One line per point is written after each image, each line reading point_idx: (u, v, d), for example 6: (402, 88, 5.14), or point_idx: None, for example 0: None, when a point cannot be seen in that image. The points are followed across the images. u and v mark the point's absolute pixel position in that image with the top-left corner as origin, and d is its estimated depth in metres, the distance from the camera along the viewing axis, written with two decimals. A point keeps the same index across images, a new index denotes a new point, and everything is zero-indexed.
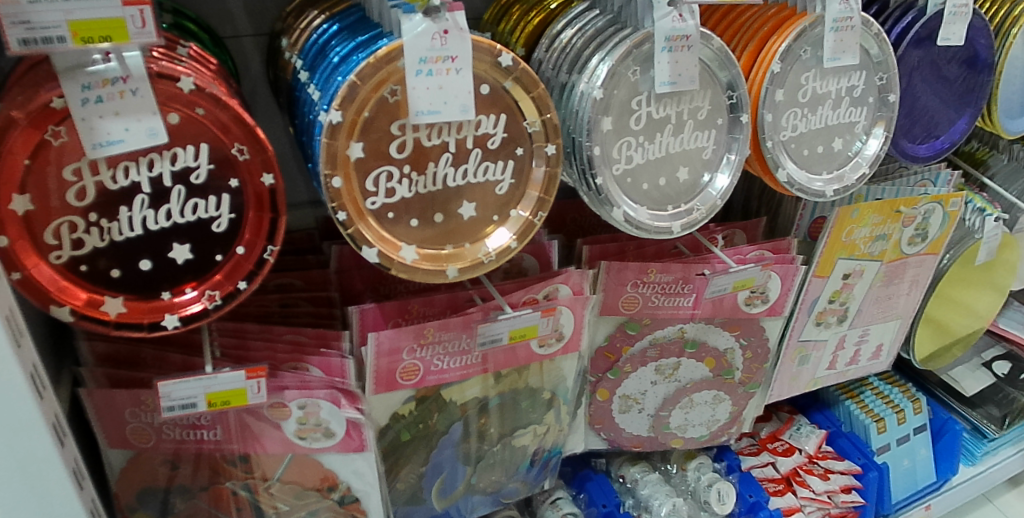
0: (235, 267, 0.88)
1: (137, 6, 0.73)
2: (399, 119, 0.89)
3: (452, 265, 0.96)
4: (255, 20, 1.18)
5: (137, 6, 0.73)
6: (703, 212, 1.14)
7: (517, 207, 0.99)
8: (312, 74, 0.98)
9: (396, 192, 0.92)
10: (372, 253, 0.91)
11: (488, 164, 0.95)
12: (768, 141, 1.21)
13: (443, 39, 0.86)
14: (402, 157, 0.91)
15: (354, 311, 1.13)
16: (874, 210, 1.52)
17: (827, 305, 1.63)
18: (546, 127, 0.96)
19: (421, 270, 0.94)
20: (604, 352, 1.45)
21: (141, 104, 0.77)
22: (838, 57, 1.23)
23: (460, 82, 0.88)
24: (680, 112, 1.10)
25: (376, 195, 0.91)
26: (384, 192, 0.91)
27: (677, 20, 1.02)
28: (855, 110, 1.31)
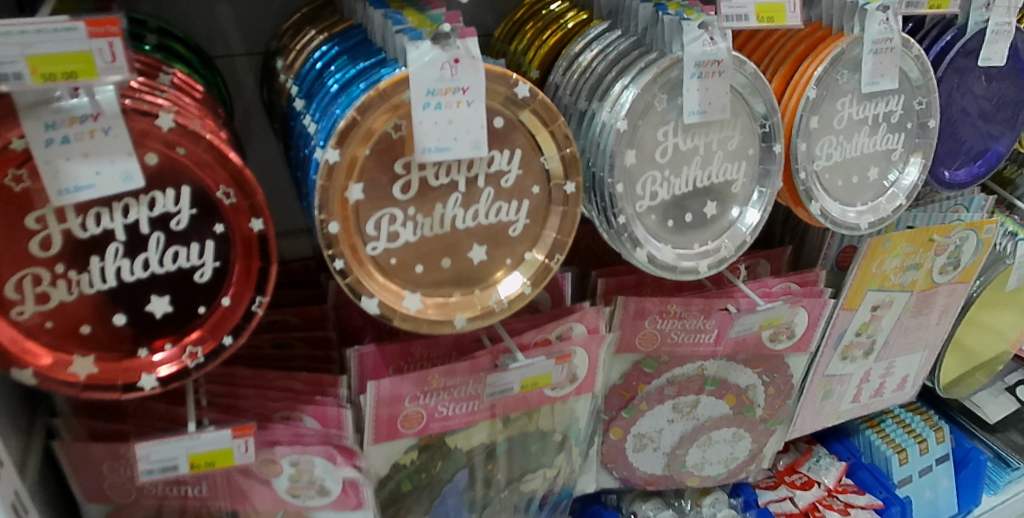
0: (220, 321, 0.79)
1: (106, 39, 0.64)
2: (403, 157, 0.80)
3: (460, 314, 0.88)
4: (249, 38, 1.09)
5: (106, 38, 0.64)
6: (732, 249, 1.06)
7: (531, 250, 0.90)
8: (309, 102, 0.90)
9: (399, 236, 0.83)
10: (373, 303, 0.82)
11: (501, 204, 0.86)
12: (801, 172, 1.12)
13: (453, 68, 0.77)
14: (407, 198, 0.82)
15: (352, 356, 1.04)
16: (906, 239, 1.43)
17: (854, 338, 1.54)
18: (565, 164, 0.87)
19: (426, 321, 0.86)
20: (619, 390, 1.36)
21: (114, 145, 0.68)
22: (876, 81, 1.14)
23: (471, 116, 0.79)
24: (708, 142, 1.01)
25: (378, 240, 0.82)
26: (386, 236, 0.82)
27: (708, 44, 0.93)
28: (892, 137, 1.22)
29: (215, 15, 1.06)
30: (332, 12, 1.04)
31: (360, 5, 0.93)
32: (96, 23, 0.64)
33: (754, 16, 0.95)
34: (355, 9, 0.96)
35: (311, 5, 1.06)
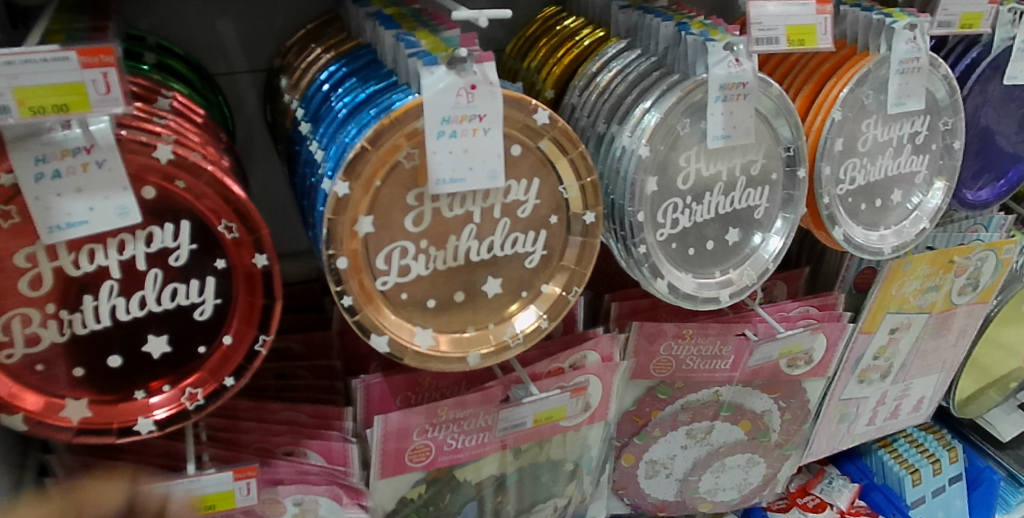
0: (221, 361, 0.75)
1: (100, 69, 0.60)
2: (415, 187, 0.76)
3: (473, 350, 0.83)
4: (251, 54, 1.04)
5: (101, 69, 0.60)
6: (754, 278, 1.01)
7: (548, 281, 0.86)
8: (316, 126, 0.85)
9: (411, 270, 0.79)
10: (383, 340, 0.78)
11: (517, 235, 0.82)
12: (825, 196, 1.07)
13: (470, 95, 0.72)
14: (419, 230, 0.78)
15: (358, 387, 0.99)
16: (926, 261, 1.39)
17: (871, 362, 1.50)
18: (585, 193, 0.82)
19: (438, 358, 0.82)
20: (632, 416, 1.31)
21: (109, 179, 0.64)
22: (902, 102, 1.10)
23: (488, 144, 0.74)
24: (731, 167, 0.96)
25: (388, 274, 0.78)
26: (397, 270, 0.78)
27: (733, 65, 0.89)
28: (916, 159, 1.17)
29: (215, 31, 1.01)
30: (339, 29, 1.00)
31: (369, 24, 0.89)
32: (89, 53, 0.60)
33: (785, 38, 0.90)
34: (363, 28, 0.92)
35: (317, 21, 1.02)
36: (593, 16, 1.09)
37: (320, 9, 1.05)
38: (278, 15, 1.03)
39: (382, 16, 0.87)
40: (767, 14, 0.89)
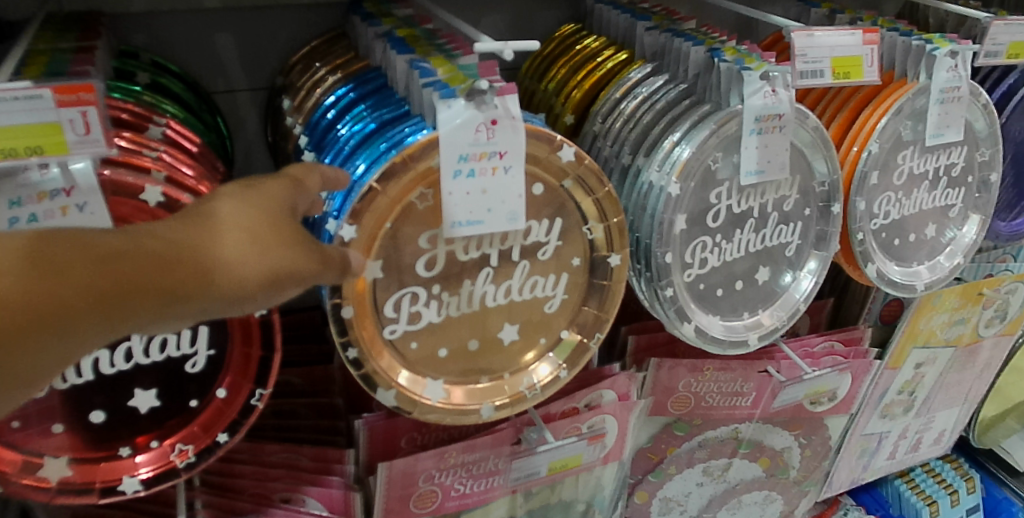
0: (214, 415, 0.70)
1: (80, 108, 0.54)
2: (428, 229, 0.70)
3: (487, 402, 0.77)
4: (251, 71, 0.97)
5: (79, 107, 0.54)
6: (784, 319, 0.95)
7: (568, 328, 0.80)
8: (320, 156, 0.79)
9: (422, 317, 0.73)
10: (390, 394, 0.72)
11: (536, 279, 0.76)
12: (858, 232, 1.01)
13: (490, 130, 0.66)
14: (432, 274, 0.72)
15: (360, 428, 0.91)
16: (956, 294, 1.33)
17: (895, 396, 1.44)
18: (610, 234, 0.76)
19: (450, 412, 0.76)
20: (647, 453, 1.25)
21: (91, 223, 0.58)
22: (941, 133, 1.04)
23: (509, 183, 0.68)
24: (763, 203, 0.90)
25: (397, 322, 0.72)
26: (407, 318, 0.72)
27: (769, 96, 0.83)
28: (952, 192, 1.11)
29: (214, 46, 0.94)
30: (346, 47, 0.93)
31: (379, 46, 0.82)
32: (66, 89, 0.54)
33: (831, 71, 0.85)
34: (372, 48, 0.86)
35: (322, 38, 0.96)
36: (616, 35, 1.03)
37: (326, 24, 0.98)
38: (281, 30, 0.96)
39: (394, 38, 0.81)
40: (814, 45, 0.84)
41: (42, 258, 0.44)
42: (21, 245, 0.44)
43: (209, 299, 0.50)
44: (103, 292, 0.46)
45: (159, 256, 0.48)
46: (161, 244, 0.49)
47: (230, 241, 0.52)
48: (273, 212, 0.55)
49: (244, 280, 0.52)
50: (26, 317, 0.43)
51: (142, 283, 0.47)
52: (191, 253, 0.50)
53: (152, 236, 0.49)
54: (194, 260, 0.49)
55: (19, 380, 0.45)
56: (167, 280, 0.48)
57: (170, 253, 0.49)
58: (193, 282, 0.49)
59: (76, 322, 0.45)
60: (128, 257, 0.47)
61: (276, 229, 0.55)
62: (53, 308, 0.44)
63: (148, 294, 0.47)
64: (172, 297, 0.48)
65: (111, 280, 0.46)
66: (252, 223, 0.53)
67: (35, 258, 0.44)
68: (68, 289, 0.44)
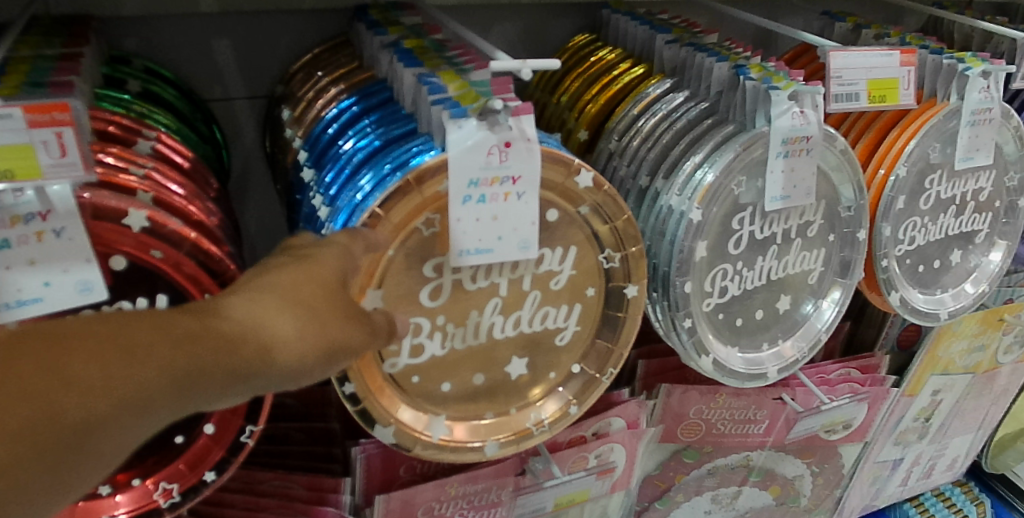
0: (201, 453, 0.65)
1: (53, 128, 0.51)
2: (434, 256, 0.65)
3: (492, 439, 0.73)
4: (250, 79, 0.92)
5: (54, 127, 0.51)
6: (804, 351, 0.91)
7: (579, 362, 0.75)
8: (320, 174, 0.74)
9: (424, 350, 0.68)
10: (389, 431, 0.68)
11: (548, 309, 0.71)
12: (884, 258, 0.97)
13: (503, 153, 0.61)
14: (437, 304, 0.67)
15: (356, 454, 0.85)
16: (976, 321, 1.28)
17: (910, 424, 1.39)
18: (627, 264, 0.72)
19: (453, 450, 0.71)
20: (655, 480, 1.20)
21: (69, 250, 0.53)
22: (971, 156, 0.99)
23: (522, 209, 0.63)
24: (787, 229, 0.85)
25: (398, 355, 0.67)
26: (408, 351, 0.68)
27: (797, 118, 0.79)
28: (979, 217, 1.06)
29: (211, 52, 0.89)
30: (350, 56, 0.88)
31: (385, 56, 0.78)
32: (39, 109, 0.51)
33: (867, 94, 0.82)
34: (377, 59, 0.81)
35: (325, 44, 0.91)
36: (634, 48, 0.98)
37: (329, 31, 0.94)
38: (282, 36, 0.91)
39: (401, 50, 0.76)
40: (850, 66, 0.81)
41: (115, 341, 0.41)
42: (90, 329, 0.41)
43: (267, 377, 0.48)
44: (174, 374, 0.43)
45: (225, 335, 0.46)
46: (224, 323, 0.46)
47: (286, 317, 0.50)
48: (323, 284, 0.53)
49: (300, 356, 0.49)
50: (105, 402, 0.40)
51: (209, 364, 0.44)
52: (252, 332, 0.47)
53: (217, 316, 0.47)
54: (260, 339, 0.47)
55: (78, 475, 0.40)
56: (232, 360, 0.46)
57: (239, 333, 0.47)
58: (260, 364, 0.47)
59: (149, 406, 0.42)
60: (196, 338, 0.44)
61: (328, 303, 0.53)
62: (129, 392, 0.41)
63: (217, 375, 0.45)
64: (239, 378, 0.46)
65: (187, 361, 0.43)
66: (306, 297, 0.51)
67: (109, 341, 0.41)
68: (145, 372, 0.41)
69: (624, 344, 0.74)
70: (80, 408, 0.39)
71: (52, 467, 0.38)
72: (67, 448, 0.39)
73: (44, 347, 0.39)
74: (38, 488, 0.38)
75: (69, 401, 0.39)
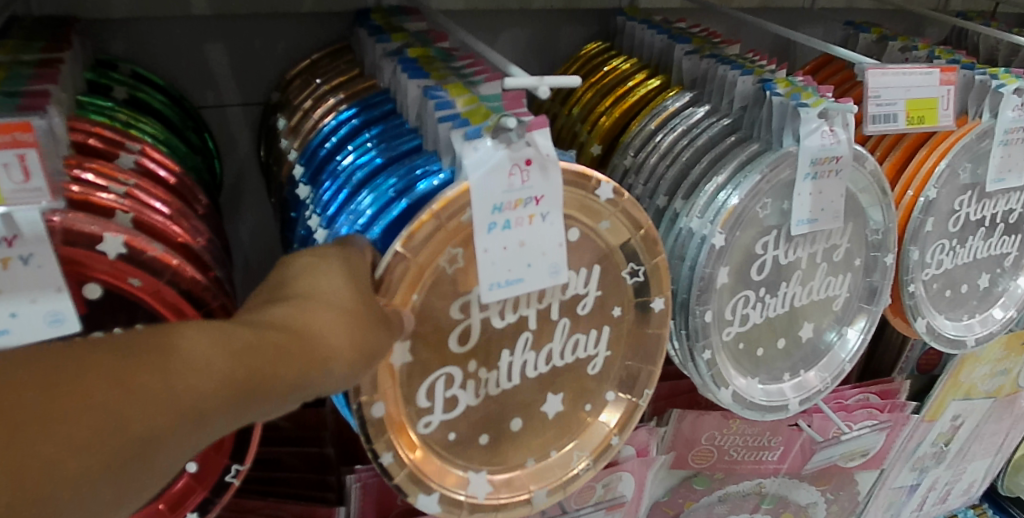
0: (184, 493, 0.60)
1: (14, 150, 0.47)
2: (461, 294, 0.60)
3: (539, 488, 0.68)
4: (245, 85, 0.87)
5: (15, 150, 0.47)
6: (827, 381, 0.86)
7: (614, 389, 0.70)
8: (317, 191, 0.69)
9: (458, 402, 0.63)
10: (433, 497, 0.64)
11: (579, 337, 0.67)
12: (911, 284, 0.92)
13: (524, 172, 0.56)
14: (466, 350, 0.62)
15: (350, 481, 0.79)
16: (1000, 345, 1.23)
17: (928, 449, 1.33)
18: (652, 277, 0.67)
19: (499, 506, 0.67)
20: (663, 508, 1.14)
21: (36, 278, 0.48)
22: (1003, 177, 0.94)
23: (547, 231, 0.59)
24: (812, 253, 0.81)
25: (431, 413, 0.63)
26: (441, 405, 0.63)
27: (827, 136, 0.74)
28: (1008, 239, 1.01)
29: (204, 56, 0.84)
30: (350, 62, 0.83)
31: (388, 66, 0.73)
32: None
33: (905, 115, 0.78)
34: (379, 67, 0.76)
35: (324, 50, 0.86)
36: (650, 57, 0.94)
37: (329, 35, 0.89)
38: (279, 40, 0.87)
39: (405, 58, 0.71)
40: (888, 85, 0.76)
41: (165, 354, 0.39)
42: (136, 343, 0.38)
43: (321, 386, 0.45)
44: (228, 385, 0.40)
45: (275, 346, 0.43)
46: (273, 333, 0.43)
47: (334, 323, 0.46)
48: (361, 293, 0.50)
49: (350, 365, 0.46)
50: (161, 418, 0.37)
51: (262, 375, 0.41)
52: (307, 339, 0.44)
53: (269, 325, 0.44)
54: (315, 346, 0.44)
55: (136, 489, 0.38)
56: (285, 371, 0.42)
57: (294, 342, 0.44)
58: (315, 373, 0.44)
59: (205, 420, 0.39)
60: (249, 348, 0.42)
61: (369, 309, 0.50)
62: (181, 407, 0.38)
63: (273, 386, 0.42)
64: (295, 389, 0.43)
65: (244, 372, 0.41)
66: (350, 304, 0.48)
67: (157, 355, 0.38)
68: (199, 385, 0.39)
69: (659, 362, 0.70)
70: (135, 422, 0.37)
71: (108, 479, 0.36)
72: (121, 466, 0.37)
73: (92, 365, 0.36)
74: (94, 499, 0.36)
75: (121, 419, 0.36)
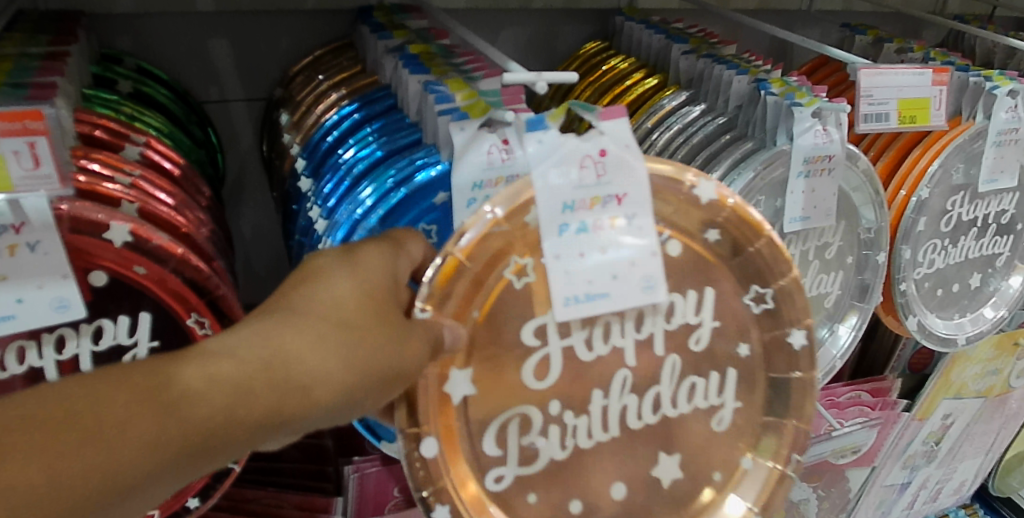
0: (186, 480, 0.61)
1: (25, 137, 0.47)
2: (535, 317, 0.57)
3: None
4: (248, 81, 0.88)
5: (26, 137, 0.47)
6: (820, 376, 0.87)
7: (750, 454, 0.68)
8: (318, 183, 0.70)
9: (540, 453, 0.60)
10: None
11: (694, 381, 0.64)
12: (902, 282, 0.93)
13: (600, 165, 0.55)
14: (545, 387, 0.59)
15: (348, 473, 0.80)
16: (990, 345, 1.25)
17: (919, 447, 1.34)
18: (782, 305, 0.65)
19: None
20: None
21: (44, 264, 0.49)
22: (995, 178, 0.95)
23: (633, 235, 0.56)
24: (805, 251, 0.82)
25: (505, 467, 0.60)
26: (515, 457, 0.60)
27: (820, 135, 0.75)
28: (1000, 240, 1.02)
29: (207, 52, 0.85)
30: (352, 59, 0.85)
31: (390, 62, 0.74)
32: (10, 116, 0.46)
33: (897, 114, 0.79)
34: (382, 64, 0.77)
35: (327, 47, 0.87)
36: (648, 57, 0.95)
37: (332, 33, 0.90)
38: (282, 37, 0.88)
39: (405, 55, 0.72)
40: (881, 85, 0.78)
41: (106, 414, 0.39)
42: (92, 389, 0.39)
43: (304, 418, 0.45)
44: (188, 433, 0.41)
45: (246, 381, 0.43)
46: (245, 364, 0.43)
47: (320, 347, 0.46)
48: (380, 300, 0.50)
49: (340, 393, 0.46)
50: (109, 483, 0.38)
51: (228, 416, 0.42)
52: (280, 373, 0.44)
53: (233, 359, 0.43)
54: (288, 379, 0.44)
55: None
56: (255, 410, 0.43)
57: (261, 380, 0.43)
58: (293, 407, 0.44)
59: (167, 469, 0.40)
60: (200, 395, 0.41)
61: (380, 320, 0.49)
62: (137, 458, 0.39)
63: (235, 430, 0.42)
64: (267, 426, 0.43)
65: (198, 422, 0.41)
66: (351, 315, 0.48)
67: (113, 403, 0.39)
68: (147, 445, 0.39)
69: (796, 414, 0.68)
70: (81, 492, 0.38)
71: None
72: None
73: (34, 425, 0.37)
74: None
75: (74, 474, 0.37)
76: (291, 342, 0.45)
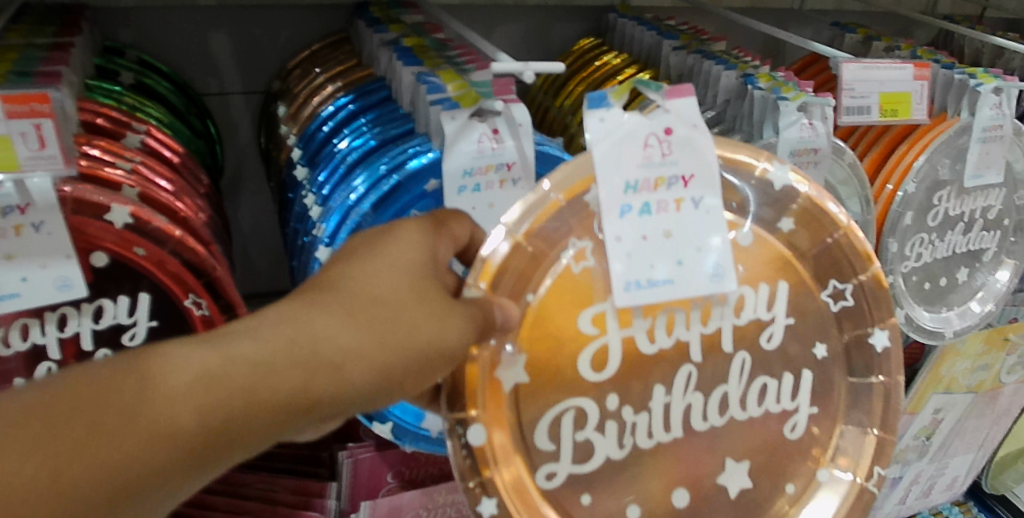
0: None
1: (32, 120, 0.50)
2: (592, 304, 0.55)
3: None
4: (247, 74, 0.90)
5: (32, 120, 0.50)
6: None
7: (825, 466, 0.64)
8: (314, 173, 0.72)
9: (596, 450, 0.58)
10: None
11: (766, 381, 0.62)
12: (889, 274, 0.96)
13: (666, 144, 0.53)
14: (603, 379, 0.57)
15: (342, 458, 0.82)
16: (980, 339, 1.26)
17: (909, 441, 1.37)
18: (863, 303, 0.63)
19: None
20: None
21: (48, 245, 0.51)
22: (980, 174, 0.96)
23: (698, 218, 0.54)
24: None
25: (557, 464, 0.57)
26: (569, 453, 0.57)
27: (806, 129, 0.76)
28: (987, 235, 1.03)
29: (207, 46, 0.87)
30: (349, 53, 0.86)
31: (385, 55, 0.76)
32: (17, 100, 0.49)
33: (878, 108, 0.81)
34: (377, 57, 0.79)
35: (324, 41, 0.88)
36: (640, 53, 0.97)
37: (329, 28, 0.92)
38: (281, 30, 0.89)
39: (400, 47, 0.74)
40: (863, 79, 0.79)
41: (125, 400, 0.40)
42: (100, 381, 0.40)
43: (337, 398, 0.45)
44: (206, 417, 0.41)
45: (269, 360, 0.43)
46: (267, 343, 0.43)
47: (355, 327, 0.46)
48: (417, 280, 0.49)
49: (374, 371, 0.46)
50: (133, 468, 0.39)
51: (250, 399, 0.42)
52: (306, 355, 0.44)
53: (250, 340, 0.43)
54: (313, 358, 0.44)
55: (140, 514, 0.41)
56: (281, 390, 0.43)
57: (283, 361, 0.43)
58: (323, 387, 0.44)
59: (185, 457, 0.41)
60: (214, 377, 0.41)
61: (421, 299, 0.49)
62: (153, 447, 0.40)
63: (258, 412, 0.42)
64: (294, 409, 0.43)
65: (214, 405, 0.41)
66: (389, 293, 0.48)
67: (127, 389, 0.40)
68: (168, 428, 0.40)
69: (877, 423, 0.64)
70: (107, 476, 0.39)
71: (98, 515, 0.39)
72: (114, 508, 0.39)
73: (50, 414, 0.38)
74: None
75: (97, 463, 0.38)
76: (319, 324, 0.45)
